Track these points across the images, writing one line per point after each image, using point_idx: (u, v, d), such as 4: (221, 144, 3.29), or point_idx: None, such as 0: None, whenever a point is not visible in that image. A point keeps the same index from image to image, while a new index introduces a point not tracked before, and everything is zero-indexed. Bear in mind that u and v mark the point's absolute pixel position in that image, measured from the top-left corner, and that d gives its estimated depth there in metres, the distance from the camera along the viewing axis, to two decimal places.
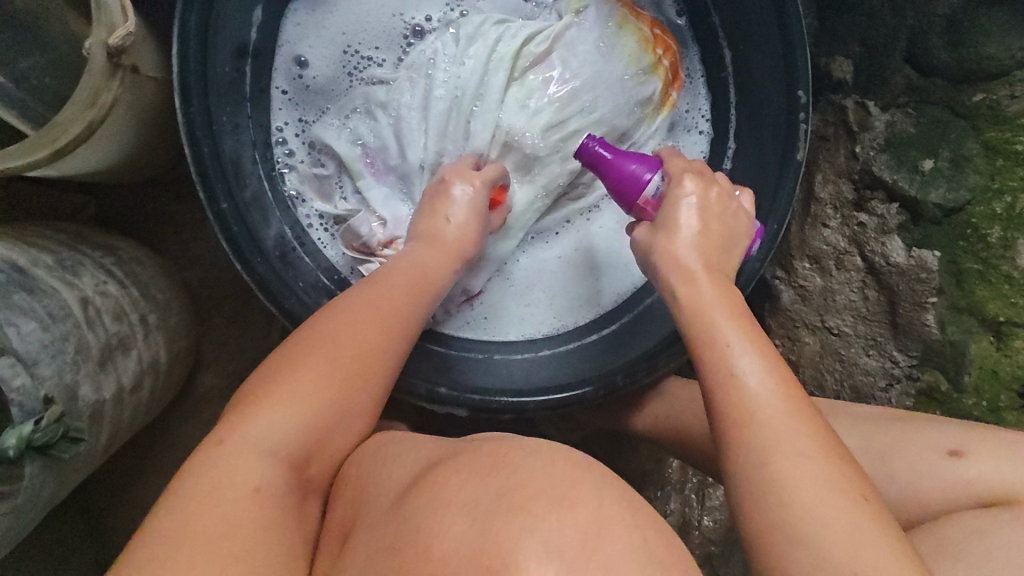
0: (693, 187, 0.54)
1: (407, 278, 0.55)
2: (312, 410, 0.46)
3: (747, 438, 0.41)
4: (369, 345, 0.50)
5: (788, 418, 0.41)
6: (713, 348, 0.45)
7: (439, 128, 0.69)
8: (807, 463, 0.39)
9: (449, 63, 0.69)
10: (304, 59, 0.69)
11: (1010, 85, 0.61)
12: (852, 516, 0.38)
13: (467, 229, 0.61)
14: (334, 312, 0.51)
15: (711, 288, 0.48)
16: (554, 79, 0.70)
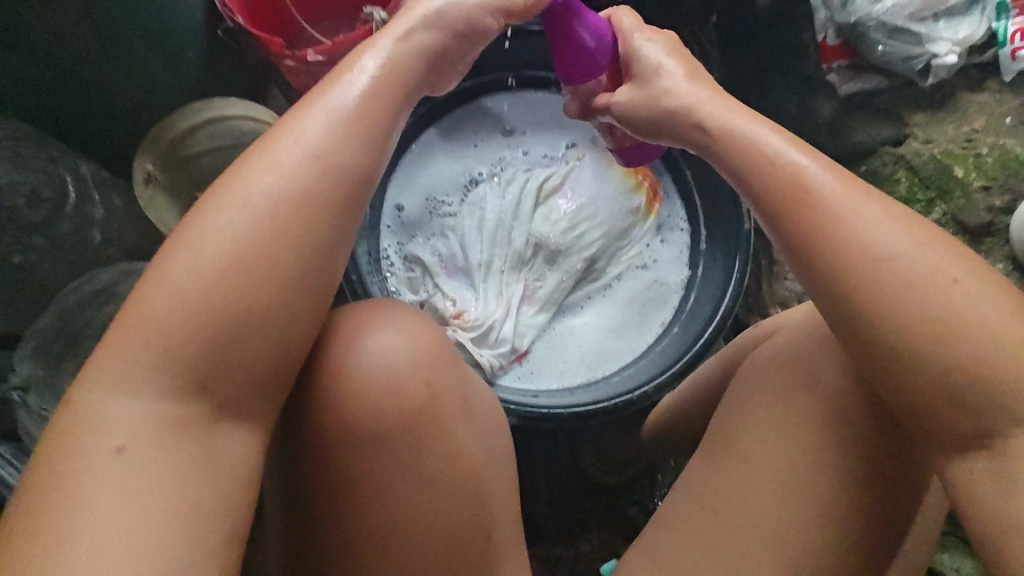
0: (644, 43, 0.61)
1: (303, 140, 0.46)
2: (217, 303, 0.43)
3: (858, 293, 0.45)
4: (274, 227, 0.45)
5: (898, 254, 0.44)
6: (797, 192, 0.47)
7: (490, 237, 1.00)
8: (922, 293, 0.44)
9: (496, 198, 1.03)
10: (401, 206, 1.03)
11: (882, 157, 0.86)
12: (988, 317, 0.43)
13: (381, 76, 0.50)
14: (224, 208, 0.45)
15: (752, 124, 0.51)
16: (566, 200, 1.02)
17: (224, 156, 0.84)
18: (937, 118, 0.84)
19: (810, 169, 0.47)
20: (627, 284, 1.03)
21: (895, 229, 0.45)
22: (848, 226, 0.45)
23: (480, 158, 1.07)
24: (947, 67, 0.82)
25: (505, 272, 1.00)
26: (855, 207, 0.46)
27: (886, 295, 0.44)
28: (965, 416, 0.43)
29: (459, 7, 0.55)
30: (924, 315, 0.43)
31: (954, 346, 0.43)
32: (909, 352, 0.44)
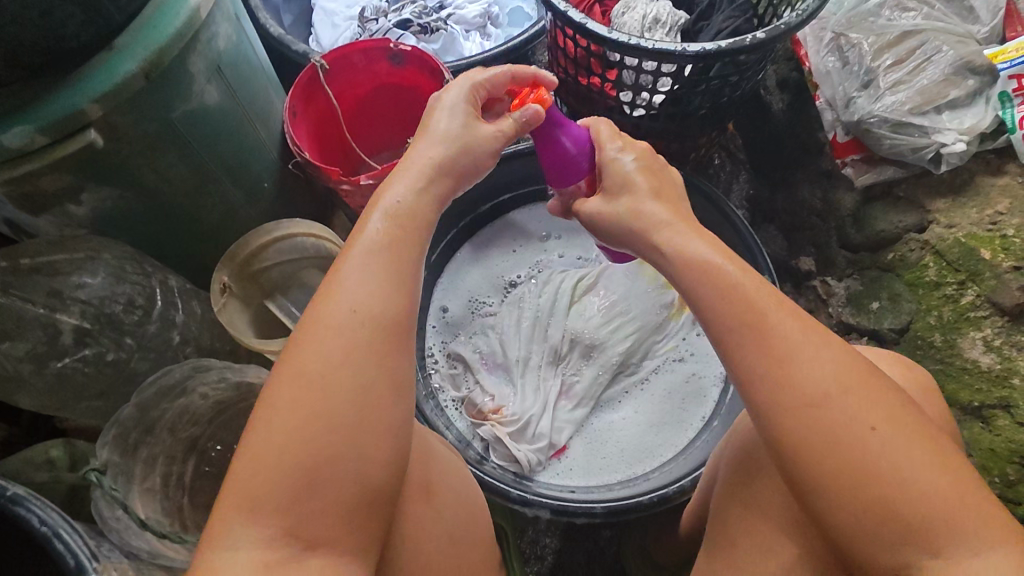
0: (623, 156, 0.70)
1: (358, 286, 0.52)
2: (299, 459, 0.47)
3: (798, 415, 0.52)
4: (336, 379, 0.49)
5: (828, 380, 0.52)
6: (745, 313, 0.55)
7: (528, 335, 1.06)
8: (848, 417, 0.51)
9: (534, 297, 1.09)
10: (446, 308, 1.12)
11: (908, 244, 0.88)
12: (903, 441, 0.51)
13: (417, 203, 0.59)
14: (309, 358, 0.50)
15: (700, 243, 0.61)
16: (600, 297, 1.08)
17: (287, 268, 0.99)
18: (958, 203, 0.86)
19: (752, 291, 0.56)
20: (664, 377, 1.04)
21: (830, 374, 0.52)
22: (784, 347, 0.53)
23: (520, 262, 1.15)
24: (957, 154, 0.84)
25: (543, 367, 1.04)
26: (794, 348, 0.53)
27: (818, 416, 0.51)
28: (890, 545, 0.50)
29: (459, 166, 0.64)
30: (851, 454, 0.50)
31: (871, 483, 0.50)
32: (840, 465, 0.51)
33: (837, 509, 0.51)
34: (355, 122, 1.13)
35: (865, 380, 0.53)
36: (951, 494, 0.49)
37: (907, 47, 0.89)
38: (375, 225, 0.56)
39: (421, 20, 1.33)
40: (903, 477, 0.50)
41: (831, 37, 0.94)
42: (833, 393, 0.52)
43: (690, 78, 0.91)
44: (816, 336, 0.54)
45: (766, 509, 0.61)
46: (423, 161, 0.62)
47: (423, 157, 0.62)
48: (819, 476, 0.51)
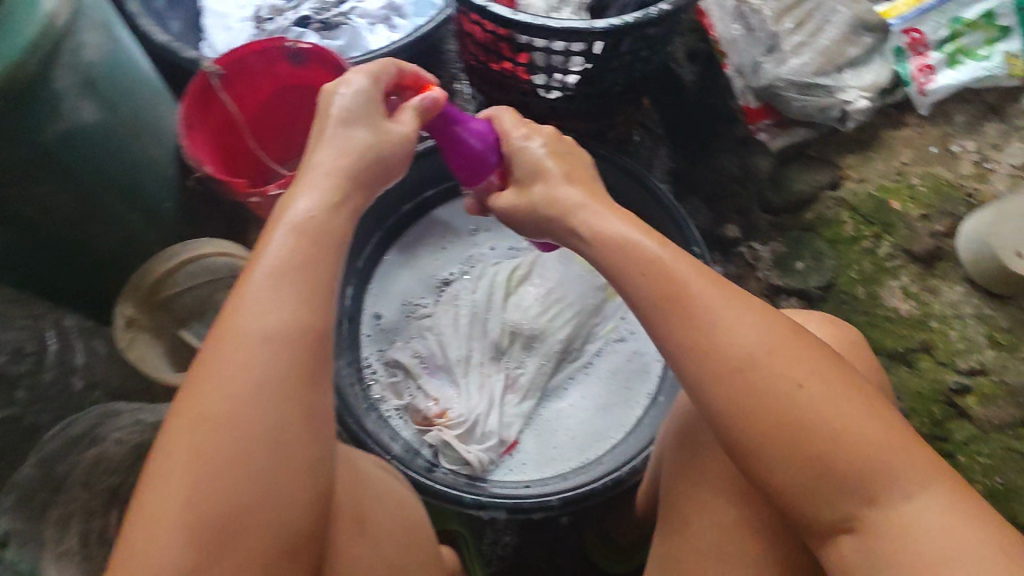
0: (533, 141, 0.70)
1: (263, 312, 0.48)
2: (202, 508, 0.44)
3: (730, 381, 0.51)
4: (243, 416, 0.45)
5: (755, 343, 0.52)
6: (671, 285, 0.54)
7: (466, 333, 1.03)
8: (777, 379, 0.51)
9: (469, 294, 1.07)
10: (379, 314, 1.08)
11: (827, 203, 0.89)
12: (836, 396, 0.51)
13: (326, 211, 0.54)
14: (211, 396, 0.46)
15: (618, 222, 0.60)
16: (535, 286, 1.06)
17: (200, 292, 0.91)
18: (867, 158, 0.88)
19: (672, 264, 0.55)
20: (608, 359, 1.04)
21: (751, 339, 0.52)
22: (710, 316, 0.53)
23: (451, 259, 1.12)
24: (861, 110, 0.87)
25: (484, 364, 1.02)
26: (717, 317, 0.53)
27: (750, 382, 0.51)
28: (828, 503, 0.50)
29: (366, 168, 0.59)
30: (787, 415, 0.50)
31: (805, 443, 0.50)
32: (777, 428, 0.50)
33: (779, 474, 0.51)
34: (259, 129, 1.07)
35: (787, 341, 0.52)
36: (882, 444, 0.50)
37: (806, 9, 0.90)
38: (277, 237, 0.51)
39: (322, 16, 1.27)
40: (835, 433, 0.50)
41: (733, 3, 0.93)
42: (758, 359, 0.51)
43: (602, 55, 0.89)
44: (736, 303, 0.53)
45: (712, 485, 0.61)
46: (326, 167, 0.57)
47: (325, 162, 0.58)
48: (759, 441, 0.51)
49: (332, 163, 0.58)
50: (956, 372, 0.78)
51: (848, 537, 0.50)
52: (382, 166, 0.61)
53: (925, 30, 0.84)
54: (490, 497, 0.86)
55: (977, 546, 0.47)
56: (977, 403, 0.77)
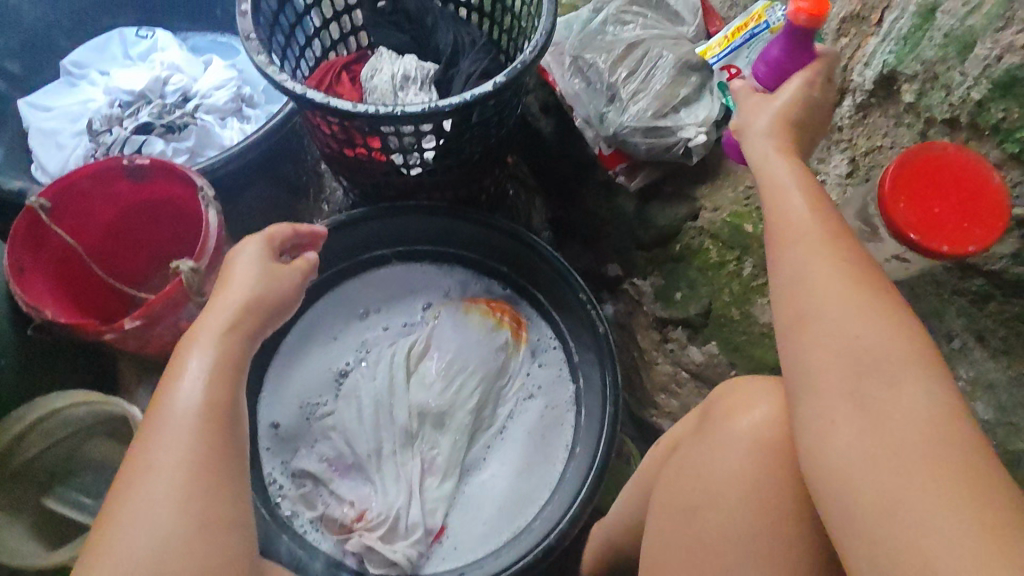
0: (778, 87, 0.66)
1: (167, 448, 0.53)
2: None
3: (801, 306, 0.54)
4: (151, 541, 0.50)
5: (833, 274, 0.53)
6: (776, 208, 0.59)
7: (373, 424, 0.99)
8: (850, 308, 0.52)
9: (368, 381, 1.02)
10: (277, 422, 1.01)
11: (689, 233, 0.95)
12: (894, 339, 0.50)
13: (224, 350, 0.59)
14: (121, 531, 0.51)
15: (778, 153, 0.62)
16: (436, 360, 1.04)
17: (64, 448, 0.83)
18: (716, 187, 0.94)
19: (784, 183, 0.60)
20: (521, 419, 1.03)
21: (803, 227, 0.56)
22: (802, 237, 0.56)
23: (344, 348, 1.08)
24: (702, 145, 0.92)
25: (396, 453, 0.98)
26: (795, 244, 0.56)
27: (818, 313, 0.53)
28: (835, 383, 0.50)
29: (265, 301, 0.64)
30: (841, 346, 0.51)
31: (835, 322, 0.52)
32: (825, 359, 0.51)
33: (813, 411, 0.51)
34: (107, 250, 0.99)
35: (838, 234, 0.56)
36: (898, 347, 0.50)
37: (635, 58, 0.96)
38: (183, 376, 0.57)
39: (164, 119, 1.20)
40: (852, 324, 0.51)
41: (570, 60, 1.00)
42: (801, 244, 0.56)
43: (452, 131, 0.91)
44: (812, 194, 0.58)
45: (727, 456, 0.61)
46: (229, 298, 0.62)
47: (225, 300, 0.62)
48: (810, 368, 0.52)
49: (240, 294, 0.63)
50: None
51: (844, 421, 0.49)
52: (284, 296, 0.66)
53: (739, 66, 0.91)
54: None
55: (963, 452, 0.45)
56: None
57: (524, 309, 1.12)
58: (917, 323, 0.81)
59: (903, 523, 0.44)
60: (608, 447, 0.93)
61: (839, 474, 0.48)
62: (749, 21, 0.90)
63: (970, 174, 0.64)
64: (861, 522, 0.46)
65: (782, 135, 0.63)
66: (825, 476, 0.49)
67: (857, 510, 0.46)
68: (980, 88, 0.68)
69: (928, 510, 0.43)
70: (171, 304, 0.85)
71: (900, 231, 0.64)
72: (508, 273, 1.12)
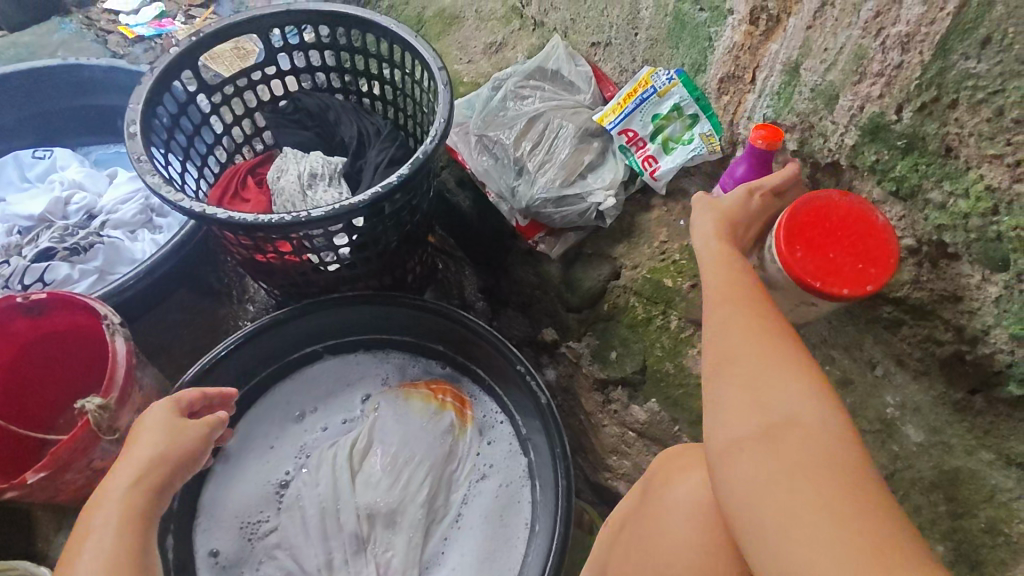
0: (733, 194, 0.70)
1: None
2: None
3: (712, 347, 0.58)
4: None
5: (740, 316, 0.58)
6: (702, 264, 0.65)
7: (320, 535, 0.94)
8: (751, 349, 0.55)
9: (310, 489, 0.98)
10: (216, 549, 0.95)
11: (615, 293, 0.96)
12: (792, 379, 0.53)
13: (134, 498, 0.59)
14: None
15: (709, 226, 0.67)
16: (381, 454, 1.00)
17: None
18: (632, 245, 0.96)
19: (704, 244, 0.66)
20: (476, 503, 1.00)
21: (720, 282, 0.61)
22: (714, 287, 0.61)
23: (282, 457, 1.02)
24: (612, 208, 0.94)
25: (348, 564, 0.93)
26: (711, 291, 0.61)
27: (726, 351, 0.56)
28: (742, 421, 0.52)
29: (176, 455, 0.64)
30: (747, 383, 0.54)
31: (742, 363, 0.55)
32: (730, 394, 0.54)
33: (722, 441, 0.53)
34: (10, 393, 0.93)
35: (750, 285, 0.60)
36: (798, 386, 0.52)
37: (537, 130, 1.00)
38: (94, 525, 0.57)
39: (67, 242, 1.15)
40: (758, 365, 0.54)
41: (475, 138, 1.03)
42: (717, 296, 0.60)
43: (365, 226, 0.91)
44: (737, 256, 0.63)
45: (672, 512, 0.61)
46: (137, 454, 0.63)
47: (133, 455, 0.63)
48: (718, 404, 0.55)
49: (147, 453, 0.63)
50: None
51: (750, 457, 0.50)
52: (193, 447, 0.66)
53: (635, 128, 0.94)
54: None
55: (851, 492, 0.46)
56: None
57: (467, 384, 1.10)
58: (841, 355, 0.83)
59: (800, 560, 0.45)
60: (566, 524, 0.90)
61: (746, 510, 0.49)
62: (638, 87, 0.94)
63: (857, 218, 0.67)
64: (766, 559, 0.47)
65: (725, 230, 0.67)
66: (735, 512, 0.50)
67: (764, 548, 0.47)
68: (852, 135, 0.73)
69: (825, 547, 0.44)
70: (78, 450, 0.80)
71: (802, 280, 0.66)
72: (443, 352, 1.10)
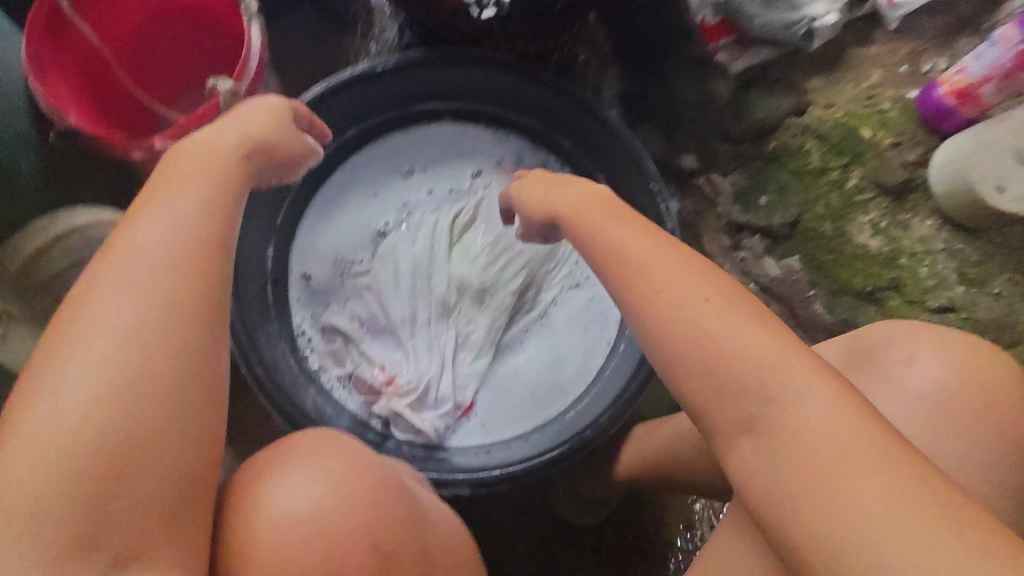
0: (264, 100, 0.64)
1: (157, 222, 0.51)
2: (84, 403, 0.44)
3: (665, 359, 0.48)
4: (137, 309, 0.47)
5: (656, 322, 0.49)
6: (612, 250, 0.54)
7: (410, 289, 0.95)
8: (695, 353, 0.47)
9: (407, 245, 0.97)
10: (308, 274, 0.96)
11: (789, 130, 0.83)
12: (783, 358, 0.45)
13: (214, 163, 0.56)
14: (112, 296, 0.48)
15: (573, 203, 0.62)
16: (483, 232, 0.98)
17: None
18: (833, 82, 0.81)
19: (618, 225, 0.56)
20: (565, 307, 0.97)
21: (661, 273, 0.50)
22: (652, 278, 0.50)
23: (384, 206, 1.00)
24: (829, 27, 0.76)
25: (430, 322, 0.94)
26: (664, 287, 0.49)
27: (671, 362, 0.48)
28: (736, 433, 0.45)
29: (269, 140, 0.61)
30: (714, 386, 0.46)
31: (700, 377, 0.46)
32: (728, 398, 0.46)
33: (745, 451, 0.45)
34: (134, 61, 0.90)
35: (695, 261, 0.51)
36: (783, 370, 0.45)
37: None
38: (179, 172, 0.55)
39: None
40: (750, 343, 0.46)
41: None
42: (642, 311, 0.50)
43: None
44: (638, 239, 0.53)
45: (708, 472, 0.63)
46: (227, 126, 0.60)
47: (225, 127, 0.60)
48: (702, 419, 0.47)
49: (240, 131, 0.60)
50: (927, 308, 0.73)
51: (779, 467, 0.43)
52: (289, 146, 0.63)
53: None
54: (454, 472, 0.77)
55: (887, 465, 0.41)
56: (935, 311, 0.73)
57: None
58: None
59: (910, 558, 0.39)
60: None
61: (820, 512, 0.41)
62: None
63: None
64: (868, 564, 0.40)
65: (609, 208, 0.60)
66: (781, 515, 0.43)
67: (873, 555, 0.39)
68: None
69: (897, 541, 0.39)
70: (205, 131, 0.77)
71: None
72: (569, 151, 1.02)
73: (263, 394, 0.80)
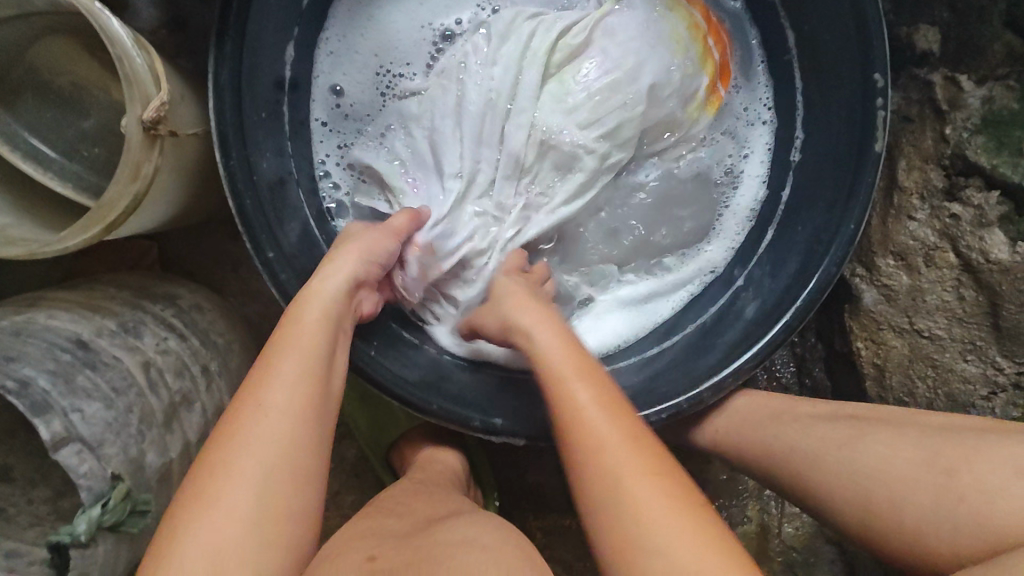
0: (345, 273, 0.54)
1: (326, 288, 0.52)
2: (247, 508, 0.42)
3: (589, 477, 0.41)
4: (300, 386, 0.46)
5: (600, 440, 0.41)
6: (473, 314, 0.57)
7: (474, 134, 0.64)
8: (615, 489, 0.39)
9: (481, 64, 0.64)
10: (341, 88, 0.68)
11: None
12: (687, 519, 0.37)
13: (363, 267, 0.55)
14: (277, 370, 0.46)
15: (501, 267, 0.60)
16: (595, 67, 0.64)
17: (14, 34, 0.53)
18: None
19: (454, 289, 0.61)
20: (674, 201, 0.72)
21: (568, 373, 0.46)
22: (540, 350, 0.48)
23: None
24: None
25: (494, 185, 0.65)
26: (594, 417, 0.43)
27: (600, 509, 0.39)
28: None
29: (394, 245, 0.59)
30: (626, 547, 0.37)
31: (628, 526, 0.38)
32: (628, 560, 0.37)
33: None
34: None
35: (619, 411, 0.43)
36: (712, 560, 0.36)
37: None
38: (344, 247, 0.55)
39: None
40: (652, 510, 0.38)
41: None
42: (567, 388, 0.45)
43: None
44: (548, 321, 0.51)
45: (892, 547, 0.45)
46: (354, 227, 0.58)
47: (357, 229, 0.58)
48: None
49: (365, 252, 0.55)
50: None
51: None
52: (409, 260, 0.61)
53: None
54: (507, 419, 0.59)
55: None
56: None
57: (751, 35, 0.71)
58: None
59: None
60: (800, 318, 0.61)
61: None
62: None
63: None
64: None
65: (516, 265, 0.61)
66: None
67: None
68: None
69: None
70: None
71: None
72: None
73: (256, 265, 0.54)
